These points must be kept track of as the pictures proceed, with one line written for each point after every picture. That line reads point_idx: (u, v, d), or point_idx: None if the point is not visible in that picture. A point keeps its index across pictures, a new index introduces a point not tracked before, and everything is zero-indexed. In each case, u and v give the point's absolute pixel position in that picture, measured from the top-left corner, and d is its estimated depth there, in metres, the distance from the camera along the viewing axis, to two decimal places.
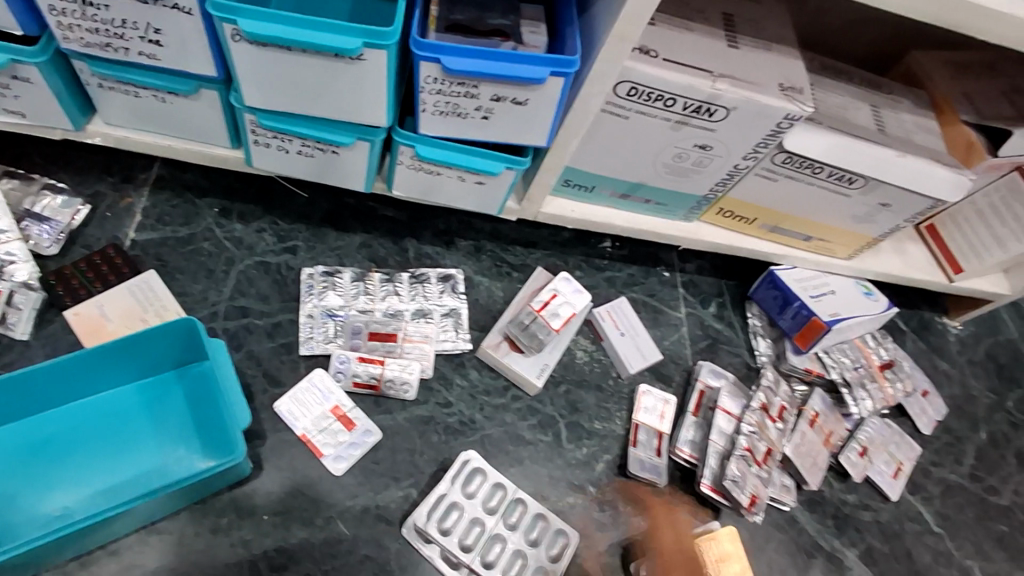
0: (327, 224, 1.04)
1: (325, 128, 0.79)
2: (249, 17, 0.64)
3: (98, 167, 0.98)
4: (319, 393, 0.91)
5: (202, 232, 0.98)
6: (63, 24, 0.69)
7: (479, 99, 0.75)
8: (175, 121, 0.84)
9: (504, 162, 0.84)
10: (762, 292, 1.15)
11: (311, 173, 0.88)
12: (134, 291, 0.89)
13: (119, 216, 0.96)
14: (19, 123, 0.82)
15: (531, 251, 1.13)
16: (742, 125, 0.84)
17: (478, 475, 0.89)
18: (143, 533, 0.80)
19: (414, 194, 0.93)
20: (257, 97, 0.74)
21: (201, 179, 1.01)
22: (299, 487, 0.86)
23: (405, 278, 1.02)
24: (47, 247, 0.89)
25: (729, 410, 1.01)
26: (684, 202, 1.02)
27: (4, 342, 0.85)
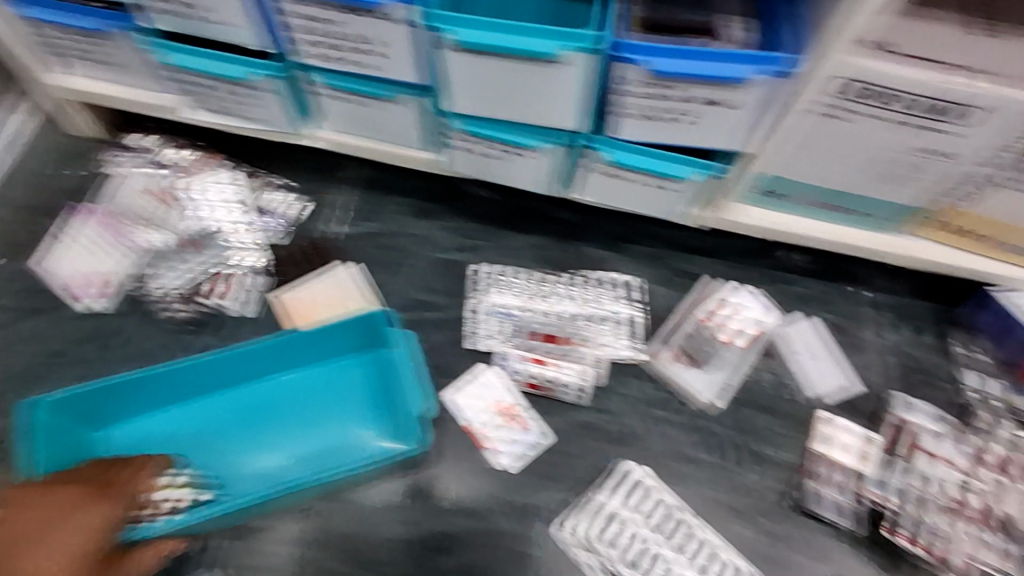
0: (500, 224, 1.07)
1: (513, 130, 0.82)
2: (459, 27, 0.68)
3: (306, 165, 1.09)
4: (489, 387, 0.94)
5: (389, 227, 1.06)
6: (300, 40, 0.78)
7: (679, 102, 0.73)
8: (376, 124, 0.90)
9: (691, 166, 0.81)
10: (986, 320, 0.99)
11: (495, 173, 0.91)
12: (336, 279, 0.99)
13: (321, 210, 1.06)
14: (255, 127, 0.95)
15: (706, 259, 1.06)
16: (984, 126, 0.72)
17: (638, 487, 0.89)
18: (329, 499, 0.87)
19: (591, 195, 0.91)
20: (456, 101, 0.78)
21: (392, 178, 1.09)
22: (465, 476, 0.89)
23: (580, 279, 1.03)
24: (280, 238, 1.02)
25: (930, 453, 0.90)
26: (898, 214, 0.89)
27: (228, 317, 0.97)
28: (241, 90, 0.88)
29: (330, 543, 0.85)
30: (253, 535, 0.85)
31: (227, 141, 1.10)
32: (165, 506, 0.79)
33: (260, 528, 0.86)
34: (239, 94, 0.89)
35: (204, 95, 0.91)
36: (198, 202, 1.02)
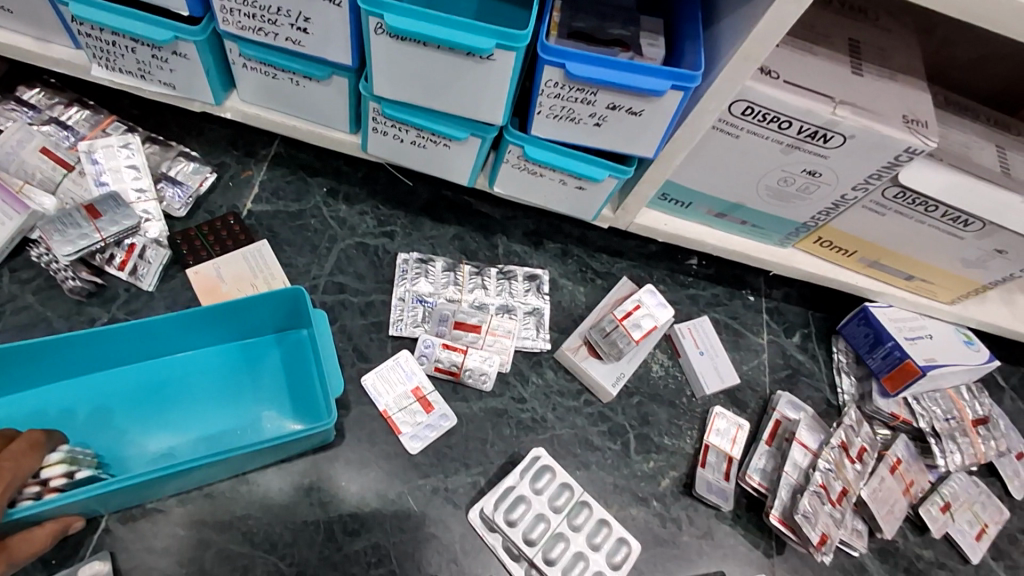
0: (424, 213, 1.08)
1: (441, 121, 0.83)
2: (393, 13, 0.69)
3: (225, 140, 1.06)
4: (403, 373, 0.95)
5: (311, 209, 1.05)
6: (225, 8, 0.76)
7: (595, 106, 0.77)
8: (303, 103, 0.90)
9: (608, 169, 0.86)
10: (851, 329, 1.12)
11: (420, 162, 0.92)
12: (247, 257, 0.96)
13: (239, 187, 1.03)
14: (169, 93, 0.90)
15: (616, 260, 1.13)
16: (858, 154, 0.82)
17: (547, 472, 0.90)
18: (235, 481, 0.86)
19: (513, 191, 0.95)
20: (386, 87, 0.78)
21: (314, 160, 1.08)
22: (377, 459, 0.90)
23: (493, 272, 1.05)
24: (177, 209, 0.97)
25: (806, 444, 0.99)
26: (782, 228, 1.01)
27: (131, 291, 0.92)
28: (158, 53, 0.83)
29: (235, 526, 0.84)
30: (150, 517, 0.82)
31: (139, 107, 1.04)
32: (50, 485, 0.71)
33: (159, 510, 0.83)
34: (155, 57, 0.84)
35: (115, 55, 0.85)
36: (99, 165, 0.93)
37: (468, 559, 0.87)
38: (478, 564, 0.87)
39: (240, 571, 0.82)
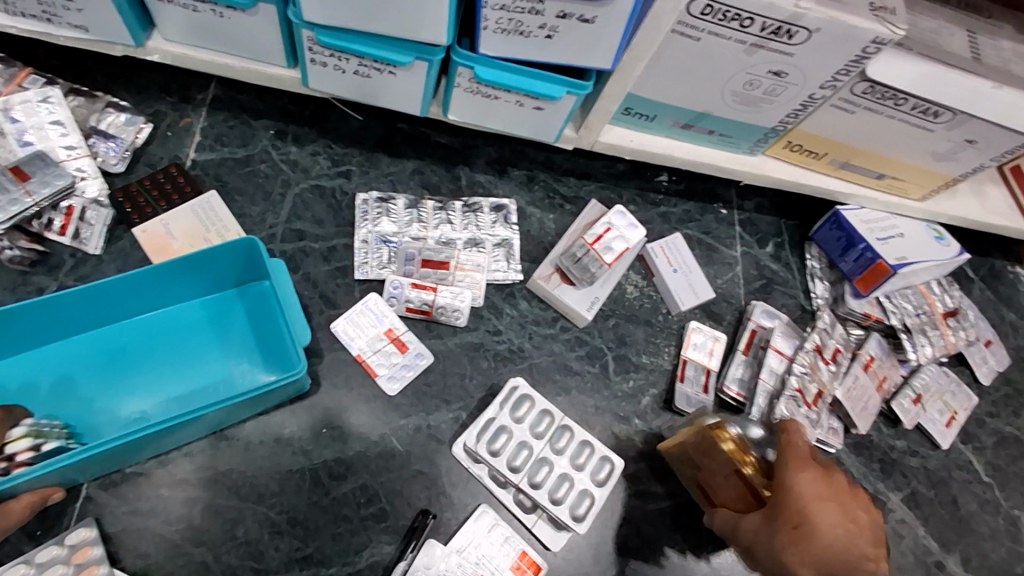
0: (380, 149, 1.04)
1: (382, 47, 0.77)
2: None
3: (157, 86, 0.98)
4: (373, 316, 0.93)
5: (260, 154, 0.99)
6: None
7: (544, 16, 0.71)
8: (232, 37, 0.83)
9: (564, 87, 0.81)
10: (824, 234, 1.11)
11: (367, 92, 0.87)
12: (196, 210, 0.91)
13: (180, 136, 0.97)
14: (82, 37, 0.82)
15: (584, 183, 1.10)
16: (824, 48, 0.78)
17: (527, 401, 0.90)
18: (214, 439, 0.85)
19: (470, 118, 0.91)
20: (317, 11, 0.72)
21: (256, 101, 1.01)
22: (356, 403, 0.90)
23: (458, 206, 1.01)
24: (114, 165, 0.91)
25: (781, 350, 1.00)
26: (750, 134, 0.98)
27: (77, 256, 0.88)
28: None
29: (219, 481, 0.84)
30: (131, 481, 0.82)
31: (58, 57, 0.96)
32: (17, 460, 0.70)
33: (141, 473, 0.82)
34: None
35: None
36: (20, 123, 0.86)
37: (456, 491, 0.89)
38: (467, 494, 0.89)
39: (230, 523, 0.83)
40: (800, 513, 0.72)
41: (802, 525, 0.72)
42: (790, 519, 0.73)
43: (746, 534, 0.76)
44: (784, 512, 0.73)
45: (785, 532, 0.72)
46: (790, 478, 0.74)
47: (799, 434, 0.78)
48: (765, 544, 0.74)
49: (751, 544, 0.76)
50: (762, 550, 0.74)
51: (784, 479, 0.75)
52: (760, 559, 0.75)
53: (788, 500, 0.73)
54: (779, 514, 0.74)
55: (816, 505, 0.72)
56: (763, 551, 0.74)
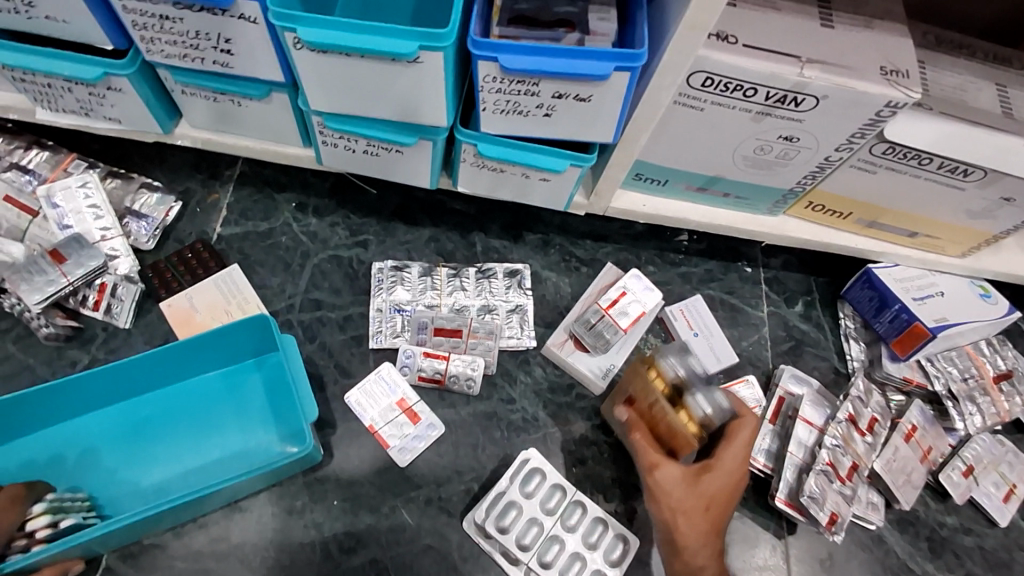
0: (397, 218, 1.06)
1: (387, 129, 0.79)
2: (307, 25, 0.64)
3: (189, 165, 1.04)
4: (386, 386, 0.93)
5: (281, 227, 1.03)
6: (146, 38, 0.71)
7: (540, 97, 0.72)
8: (251, 123, 0.87)
9: (568, 159, 0.81)
10: (856, 293, 1.06)
11: (379, 169, 0.89)
12: (219, 284, 0.95)
13: (208, 211, 1.02)
14: (117, 128, 0.88)
15: (600, 245, 1.10)
16: (835, 113, 0.75)
17: (538, 475, 0.88)
18: (228, 511, 0.86)
19: (478, 189, 0.91)
20: (322, 101, 0.74)
21: (280, 175, 1.06)
22: (367, 475, 0.90)
23: (471, 272, 1.02)
24: (145, 242, 0.96)
25: (811, 420, 0.95)
26: (769, 196, 0.95)
27: (109, 329, 0.92)
28: (94, 90, 0.81)
29: (231, 554, 0.84)
30: (148, 553, 0.83)
31: (101, 142, 1.03)
32: (36, 536, 0.71)
33: (157, 545, 0.84)
34: (93, 94, 0.81)
35: (54, 96, 0.83)
36: (60, 208, 0.92)
37: (467, 567, 0.87)
38: (478, 570, 0.87)
39: None
40: (708, 490, 0.74)
41: (713, 506, 0.75)
42: (702, 498, 0.74)
43: (669, 482, 0.74)
44: (699, 487, 0.74)
45: (689, 497, 0.74)
46: (723, 471, 0.74)
47: (748, 434, 0.76)
48: (669, 503, 0.74)
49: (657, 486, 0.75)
50: (667, 501, 0.74)
51: (718, 460, 0.74)
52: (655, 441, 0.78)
53: (705, 484, 0.74)
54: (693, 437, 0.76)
55: (728, 490, 0.75)
56: (664, 506, 0.75)
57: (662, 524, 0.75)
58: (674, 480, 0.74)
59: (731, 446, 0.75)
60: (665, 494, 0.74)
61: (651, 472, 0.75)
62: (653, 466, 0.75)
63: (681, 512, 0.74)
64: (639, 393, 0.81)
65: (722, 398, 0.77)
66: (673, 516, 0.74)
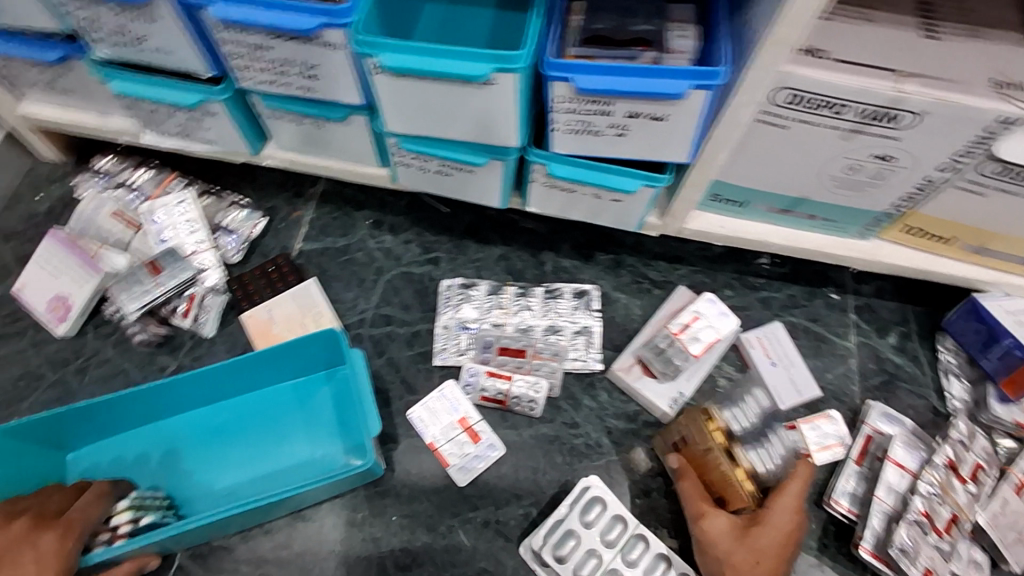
0: (468, 236, 1.09)
1: (460, 150, 0.80)
2: (385, 51, 0.66)
3: (276, 184, 1.11)
4: (448, 404, 0.92)
5: (357, 243, 1.07)
6: (239, 66, 0.76)
7: (614, 117, 0.71)
8: (332, 143, 0.90)
9: (640, 179, 0.79)
10: (959, 325, 0.96)
11: (452, 189, 0.90)
12: (295, 297, 0.98)
13: (291, 227, 1.07)
14: (212, 150, 0.94)
15: (675, 267, 1.07)
16: (938, 129, 0.69)
17: (598, 504, 0.85)
18: (294, 518, 0.88)
19: (550, 210, 0.90)
20: (398, 124, 0.76)
21: (360, 194, 1.11)
22: (427, 492, 0.90)
23: (539, 292, 1.01)
24: (233, 256, 1.02)
25: (903, 464, 0.87)
26: (858, 218, 0.88)
27: (194, 337, 0.98)
28: (194, 116, 0.87)
29: (293, 562, 0.86)
30: (216, 555, 0.86)
31: (200, 162, 1.11)
32: (119, 531, 0.76)
33: (226, 547, 0.87)
34: (193, 119, 0.88)
35: (159, 121, 0.90)
36: (159, 223, 0.99)
37: None
38: None
39: None
40: (758, 545, 0.77)
41: (764, 560, 0.76)
42: (751, 551, 0.76)
43: (724, 534, 0.78)
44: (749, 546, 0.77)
45: (740, 550, 0.77)
46: (772, 521, 0.78)
47: (799, 487, 0.80)
48: (720, 556, 0.78)
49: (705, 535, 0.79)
50: (716, 551, 0.78)
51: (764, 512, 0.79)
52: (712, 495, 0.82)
53: (761, 542, 0.77)
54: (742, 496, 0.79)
55: (780, 544, 0.77)
56: (711, 556, 0.78)
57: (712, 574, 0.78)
58: (724, 526, 0.79)
59: (779, 501, 0.79)
60: (716, 548, 0.78)
61: (705, 521, 0.80)
62: (705, 516, 0.80)
63: (731, 567, 0.76)
64: (693, 440, 0.84)
65: (778, 458, 0.82)
66: (723, 568, 0.77)
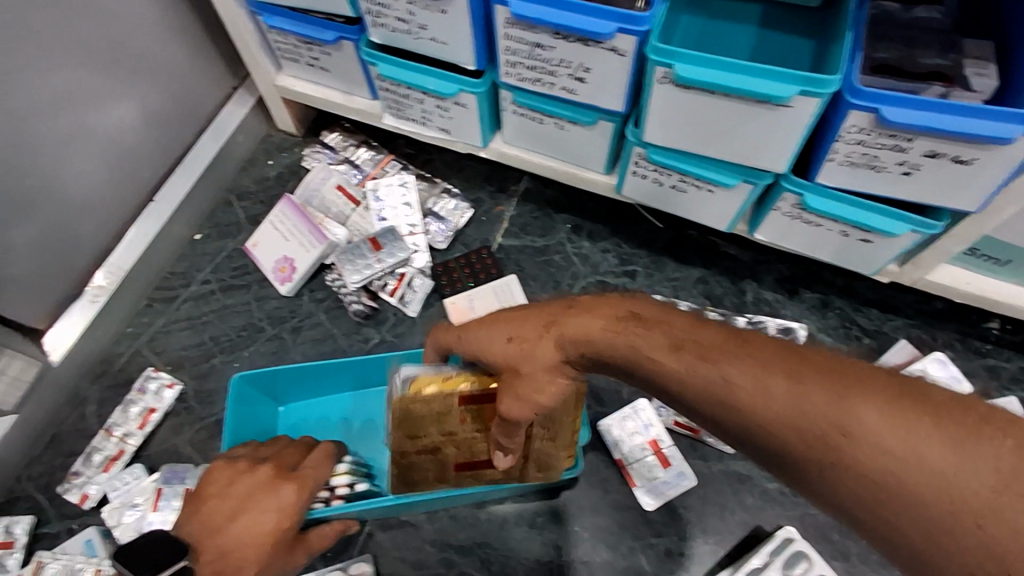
0: (667, 253, 1.05)
1: (712, 169, 0.78)
2: (681, 61, 0.64)
3: (481, 176, 1.12)
4: (639, 423, 0.90)
5: (555, 245, 1.07)
6: (509, 61, 0.78)
7: (908, 154, 0.65)
8: (564, 145, 0.91)
9: (909, 225, 0.73)
10: None
11: (680, 207, 0.89)
12: (497, 291, 1.00)
13: (492, 221, 1.09)
14: (443, 137, 0.98)
15: (889, 317, 0.99)
16: None
17: (802, 560, 0.80)
18: (476, 509, 0.89)
19: (782, 240, 0.87)
20: (657, 134, 0.75)
21: (560, 196, 1.10)
22: (611, 509, 0.88)
23: (742, 322, 0.97)
24: (440, 243, 1.05)
25: None
26: None
27: (398, 315, 1.02)
28: (442, 103, 0.90)
29: (474, 551, 0.87)
30: (401, 530, 0.88)
31: (412, 146, 1.15)
32: (337, 492, 0.79)
33: (409, 523, 0.88)
34: (439, 107, 0.91)
35: (405, 105, 0.94)
36: (381, 202, 1.05)
37: None
38: None
39: None
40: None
41: None
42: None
43: (871, 422, 0.42)
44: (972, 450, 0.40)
45: None
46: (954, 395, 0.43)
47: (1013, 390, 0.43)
48: (899, 453, 0.41)
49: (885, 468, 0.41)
50: (930, 498, 0.40)
51: (802, 378, 0.44)
52: (743, 353, 0.47)
53: (867, 390, 0.43)
54: (759, 354, 0.47)
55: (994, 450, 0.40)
56: (914, 469, 0.40)
57: (917, 507, 0.40)
58: (790, 401, 0.44)
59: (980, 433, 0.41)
60: (927, 495, 0.40)
61: (814, 431, 0.43)
62: (860, 438, 0.42)
63: (939, 473, 0.40)
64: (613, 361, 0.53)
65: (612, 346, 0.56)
66: (932, 479, 0.40)
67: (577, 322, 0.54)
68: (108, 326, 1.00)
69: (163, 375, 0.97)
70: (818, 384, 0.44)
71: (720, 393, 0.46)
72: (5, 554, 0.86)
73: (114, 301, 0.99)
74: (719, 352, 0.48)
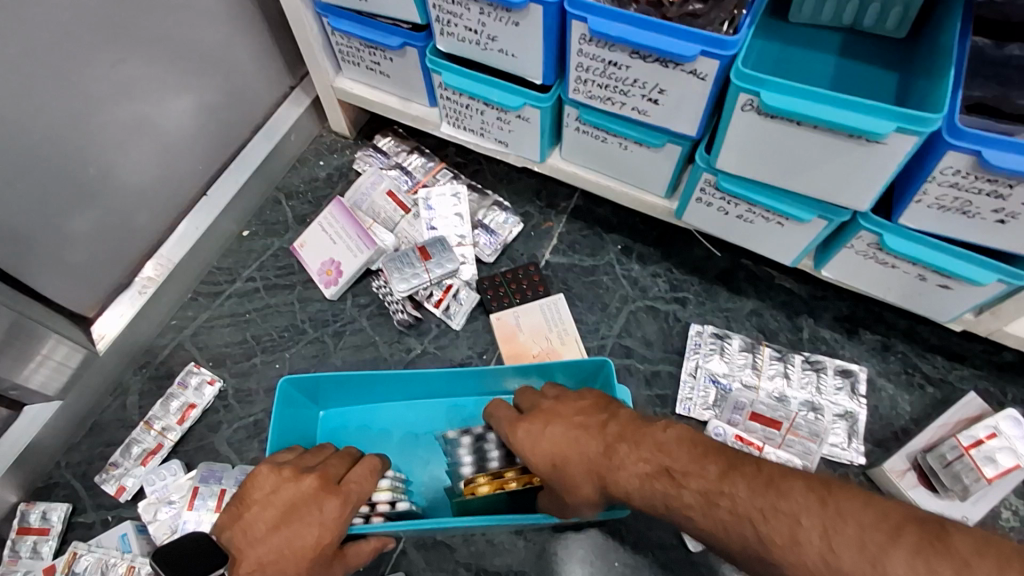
0: (720, 282, 1.01)
1: (785, 202, 0.75)
2: (770, 89, 0.62)
3: (531, 190, 1.10)
4: None
5: (604, 266, 1.04)
6: (581, 78, 0.76)
7: (1006, 201, 0.62)
8: (625, 166, 0.88)
9: (997, 274, 0.69)
10: None
11: (743, 237, 0.86)
12: (544, 309, 0.98)
13: (540, 237, 1.06)
14: (500, 150, 0.96)
15: (954, 365, 0.94)
16: None
17: None
18: (513, 535, 0.86)
19: (848, 278, 0.83)
20: (732, 163, 0.72)
21: (611, 216, 1.07)
22: (652, 546, 0.85)
23: (799, 361, 0.93)
24: (488, 255, 1.03)
25: None
26: None
27: (441, 326, 1.00)
28: (504, 116, 0.88)
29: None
30: (436, 549, 0.86)
31: (462, 155, 1.14)
32: (378, 508, 0.80)
33: (445, 543, 0.86)
34: (501, 119, 0.89)
35: (465, 115, 0.93)
36: (432, 211, 1.03)
37: None
38: None
39: None
40: None
41: None
42: None
43: (834, 528, 0.44)
44: (915, 549, 0.41)
45: None
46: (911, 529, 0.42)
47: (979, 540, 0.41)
48: (817, 554, 0.44)
49: (797, 560, 0.45)
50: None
51: (783, 495, 0.48)
52: (839, 517, 0.45)
53: (837, 502, 0.46)
54: (754, 475, 0.51)
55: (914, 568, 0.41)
56: (835, 570, 0.43)
57: None
58: (897, 566, 0.41)
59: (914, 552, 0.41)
60: None
61: (775, 540, 0.47)
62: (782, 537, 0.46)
63: (898, 568, 0.41)
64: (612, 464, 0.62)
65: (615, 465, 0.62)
66: (879, 572, 0.42)
67: (639, 490, 0.56)
68: (153, 318, 1.00)
69: (204, 371, 0.97)
70: (782, 498, 0.48)
71: (820, 565, 0.44)
72: (41, 541, 0.88)
73: (161, 293, 0.99)
74: (814, 517, 0.45)
